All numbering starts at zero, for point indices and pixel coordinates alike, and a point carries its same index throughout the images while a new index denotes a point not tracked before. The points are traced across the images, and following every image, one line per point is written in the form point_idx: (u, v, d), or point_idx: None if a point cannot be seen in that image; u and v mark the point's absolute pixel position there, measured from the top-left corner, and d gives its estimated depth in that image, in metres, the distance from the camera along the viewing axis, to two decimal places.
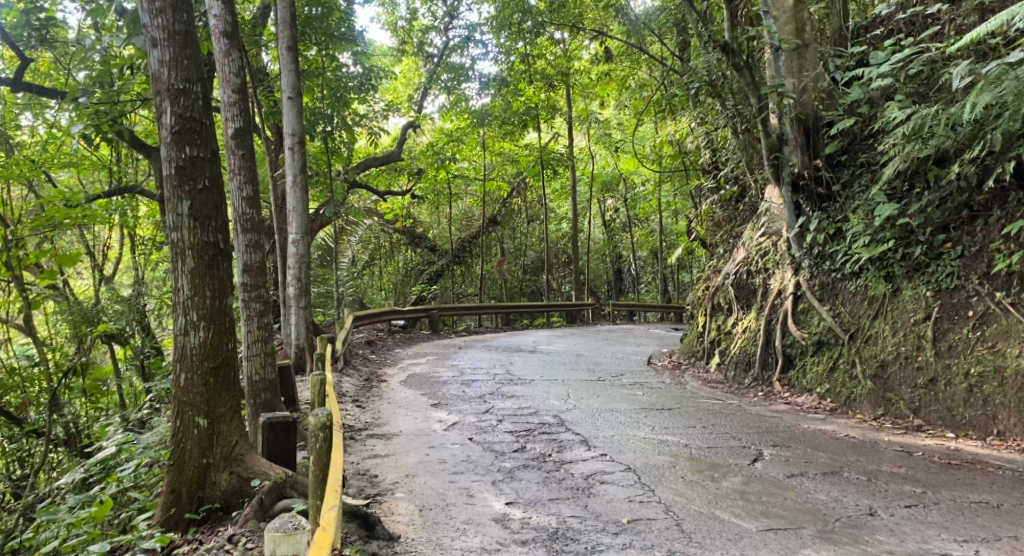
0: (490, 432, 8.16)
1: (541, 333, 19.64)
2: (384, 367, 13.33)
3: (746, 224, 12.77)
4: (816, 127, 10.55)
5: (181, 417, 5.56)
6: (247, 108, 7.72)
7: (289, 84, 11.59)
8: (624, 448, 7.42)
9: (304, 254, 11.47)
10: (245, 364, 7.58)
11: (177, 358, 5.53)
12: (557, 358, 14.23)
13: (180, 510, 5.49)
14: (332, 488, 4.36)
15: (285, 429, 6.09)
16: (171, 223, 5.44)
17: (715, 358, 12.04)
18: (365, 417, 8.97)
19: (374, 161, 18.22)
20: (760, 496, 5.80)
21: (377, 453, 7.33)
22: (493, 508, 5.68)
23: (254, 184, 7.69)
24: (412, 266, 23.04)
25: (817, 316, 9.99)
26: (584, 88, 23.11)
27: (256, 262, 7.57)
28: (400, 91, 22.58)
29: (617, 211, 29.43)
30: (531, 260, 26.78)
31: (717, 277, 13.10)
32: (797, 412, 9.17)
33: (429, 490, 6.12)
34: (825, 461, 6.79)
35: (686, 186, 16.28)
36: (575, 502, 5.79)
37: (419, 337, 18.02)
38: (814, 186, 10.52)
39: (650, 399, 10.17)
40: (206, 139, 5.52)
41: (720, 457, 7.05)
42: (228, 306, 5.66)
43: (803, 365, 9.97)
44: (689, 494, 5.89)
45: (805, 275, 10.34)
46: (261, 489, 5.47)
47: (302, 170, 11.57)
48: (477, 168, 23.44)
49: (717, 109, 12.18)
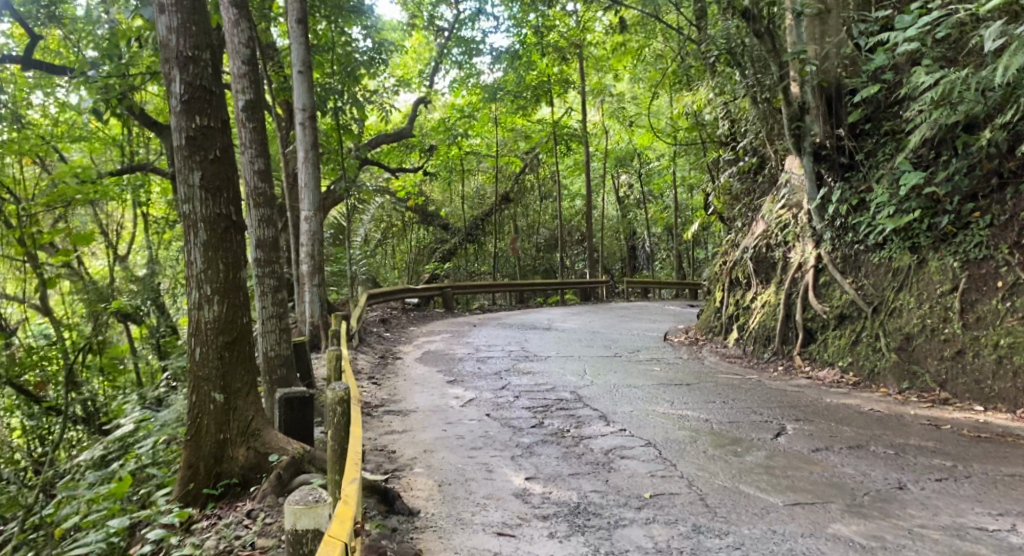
0: (508, 408, 8.08)
1: (555, 310, 19.54)
2: (400, 344, 13.27)
3: (765, 196, 12.55)
4: (838, 97, 10.33)
5: (197, 392, 5.48)
6: (257, 81, 7.59)
7: (300, 58, 11.43)
8: (644, 423, 7.32)
9: (317, 230, 11.45)
10: (261, 340, 7.54)
11: (192, 332, 5.44)
12: (573, 335, 14.14)
13: (197, 485, 5.43)
14: (351, 465, 4.21)
15: (301, 404, 6.03)
16: (182, 195, 5.33)
17: (733, 334, 11.90)
18: (382, 394, 8.92)
19: (386, 138, 18.08)
20: (784, 470, 5.68)
21: (395, 429, 7.27)
22: (513, 483, 5.60)
23: (266, 158, 7.67)
24: (425, 245, 22.98)
25: (839, 290, 9.88)
26: (597, 62, 22.80)
27: (269, 237, 7.54)
28: (411, 67, 22.38)
29: (631, 187, 29.20)
30: (545, 237, 26.58)
31: (735, 251, 12.92)
32: (819, 386, 9.06)
33: (448, 466, 6.04)
34: (850, 435, 6.66)
35: (702, 159, 16.03)
36: (595, 477, 5.71)
37: (433, 315, 17.96)
38: (836, 155, 10.28)
39: (668, 374, 10.06)
40: (217, 109, 5.39)
41: (743, 432, 6.93)
42: (243, 280, 5.57)
43: (824, 339, 9.85)
44: (712, 468, 5.79)
45: (827, 248, 10.20)
46: (278, 464, 5.41)
47: (314, 145, 11.44)
48: (489, 144, 23.25)
49: (735, 79, 11.96)
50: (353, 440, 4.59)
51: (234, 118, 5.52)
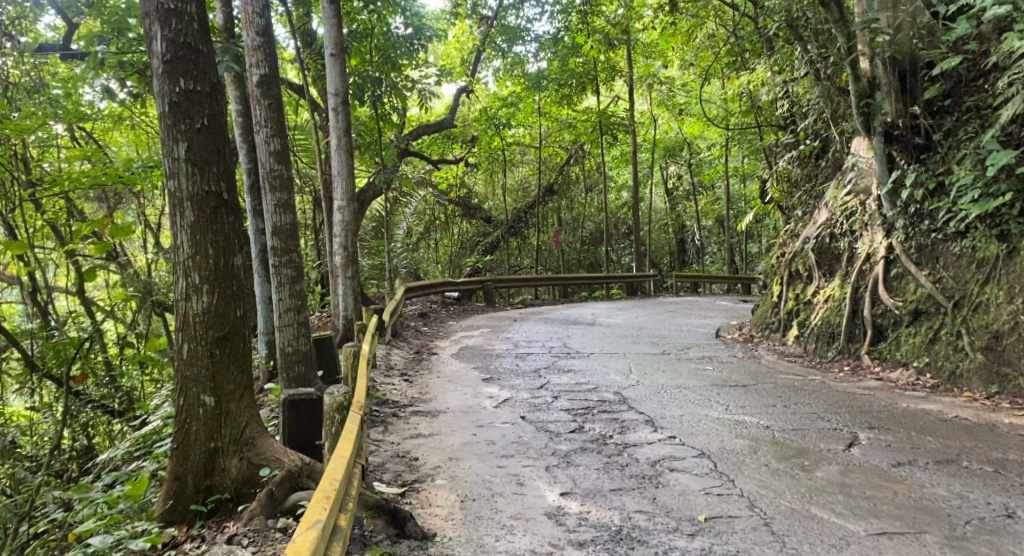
0: (545, 410, 7.40)
1: (600, 305, 18.75)
2: (436, 339, 12.70)
3: (829, 183, 11.64)
4: (913, 71, 9.41)
5: (185, 395, 4.97)
6: (274, 55, 7.19)
7: (332, 40, 10.85)
8: (695, 430, 6.55)
9: (350, 220, 10.93)
10: (278, 335, 7.12)
11: (180, 327, 4.92)
12: (618, 331, 13.41)
13: (185, 500, 4.94)
14: (317, 498, 3.40)
15: (308, 408, 5.46)
16: (168, 169, 4.81)
17: (793, 330, 11.03)
18: (412, 392, 8.33)
19: (426, 129, 17.54)
20: (865, 490, 4.88)
21: (421, 432, 6.66)
22: (546, 500, 4.94)
23: (283, 138, 7.16)
24: (468, 238, 22.45)
25: (913, 283, 9.01)
26: (646, 47, 21.97)
27: (286, 223, 7.12)
28: (453, 55, 21.81)
29: (680, 177, 28.23)
30: (590, 231, 25.67)
31: (795, 242, 12.03)
32: (892, 389, 8.21)
33: (473, 477, 5.39)
34: (937, 447, 5.80)
35: (758, 145, 15.07)
36: (641, 494, 5.01)
37: (474, 310, 17.38)
38: (910, 135, 9.39)
39: (721, 374, 9.26)
40: (204, 71, 4.85)
41: (809, 442, 6.12)
42: (236, 267, 5.02)
43: (897, 337, 9.00)
44: (776, 486, 5.02)
45: (899, 237, 9.28)
46: (271, 481, 4.77)
47: (346, 133, 10.81)
48: (532, 134, 22.54)
49: (797, 55, 11.19)
50: (336, 458, 3.78)
51: (224, 82, 4.96)
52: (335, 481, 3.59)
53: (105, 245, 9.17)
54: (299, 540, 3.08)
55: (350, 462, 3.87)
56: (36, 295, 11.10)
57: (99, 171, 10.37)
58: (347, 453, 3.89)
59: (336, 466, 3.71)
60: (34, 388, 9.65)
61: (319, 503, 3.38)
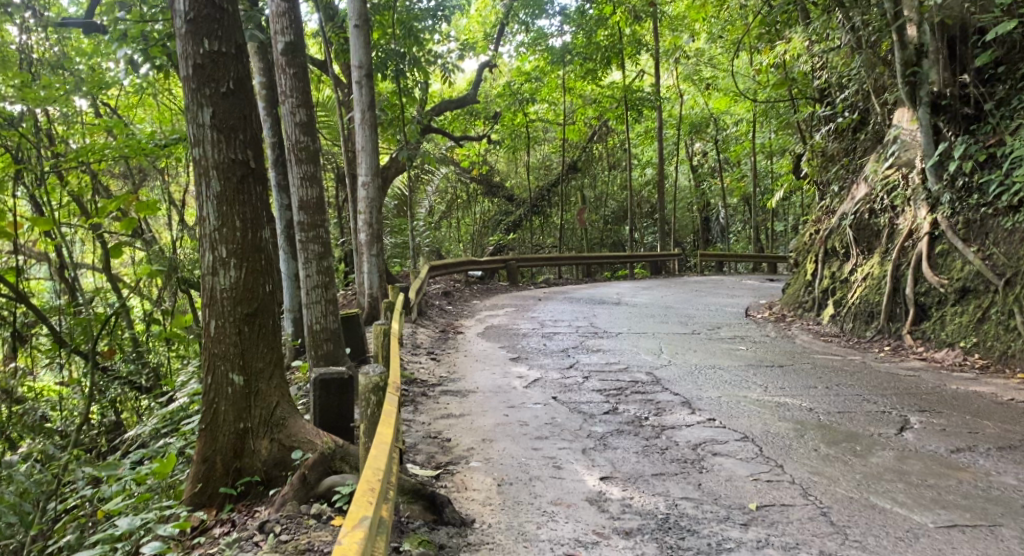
0: (576, 390, 7.18)
1: (625, 285, 18.45)
2: (461, 318, 12.50)
3: (869, 156, 11.25)
4: (964, 37, 9.11)
5: (213, 372, 4.81)
6: (299, 22, 6.98)
7: (355, 10, 10.52)
8: (736, 412, 6.30)
9: (376, 197, 10.68)
10: (305, 312, 6.97)
11: (207, 303, 4.75)
12: (645, 310, 13.12)
13: (214, 482, 4.80)
14: (362, 492, 3.15)
15: (339, 387, 5.26)
16: (192, 136, 4.61)
17: (828, 309, 10.72)
18: (440, 371, 8.15)
19: (449, 105, 17.21)
20: (925, 478, 4.72)
21: (451, 413, 6.47)
22: (586, 485, 4.75)
23: (308, 108, 6.98)
24: (490, 216, 22.17)
25: (959, 260, 8.69)
26: (673, 20, 21.41)
27: (313, 198, 6.92)
28: (475, 29, 21.38)
29: (706, 154, 27.75)
30: (612, 209, 25.26)
31: (831, 218, 11.67)
32: (938, 370, 7.93)
33: (509, 460, 5.20)
34: (995, 433, 5.58)
35: (790, 118, 14.63)
36: (685, 480, 4.81)
37: (497, 288, 17.16)
38: (959, 105, 9.08)
39: (757, 354, 8.99)
40: (229, 31, 4.63)
41: (857, 425, 5.86)
42: (265, 240, 4.83)
43: (941, 316, 8.71)
44: (830, 473, 4.82)
45: (945, 212, 8.94)
46: (304, 464, 4.63)
47: (370, 107, 10.51)
48: (556, 110, 22.12)
49: (837, 22, 10.73)
50: (377, 447, 3.53)
51: (250, 44, 4.75)
52: (379, 472, 3.32)
53: (132, 220, 8.77)
54: (346, 540, 2.81)
55: (390, 450, 3.60)
56: (63, 270, 10.99)
57: (121, 143, 10.02)
58: (387, 440, 3.62)
59: (378, 456, 3.45)
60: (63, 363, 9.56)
61: (364, 497, 3.13)
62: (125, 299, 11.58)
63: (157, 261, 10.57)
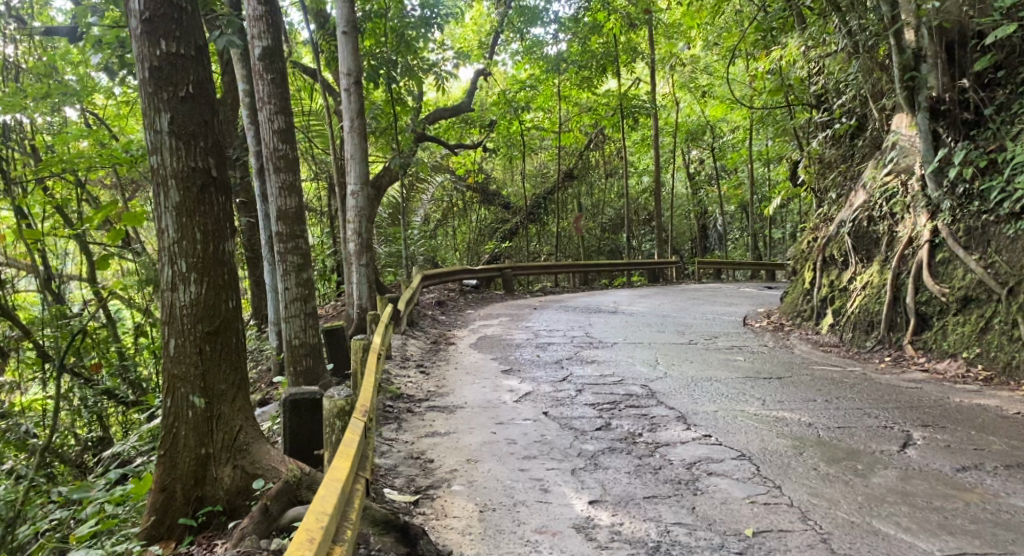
0: (568, 404, 6.93)
1: (621, 293, 18.23)
2: (454, 329, 12.26)
3: (867, 162, 11.05)
4: (963, 41, 8.93)
5: (172, 395, 4.70)
6: (278, 27, 6.83)
7: (343, 17, 10.32)
8: (732, 428, 6.06)
9: (364, 206, 10.44)
10: (285, 327, 7.01)
11: (166, 321, 4.67)
12: (642, 319, 12.88)
13: (173, 511, 4.66)
14: (297, 543, 2.85)
15: (311, 408, 5.03)
16: (150, 144, 4.55)
17: (827, 318, 10.47)
18: (428, 385, 7.90)
19: (443, 114, 17.00)
20: (930, 500, 4.48)
21: (437, 430, 6.23)
22: (573, 510, 4.52)
23: (287, 116, 6.86)
24: (486, 225, 21.93)
25: (961, 268, 8.47)
26: (669, 27, 21.26)
27: (291, 207, 6.88)
28: (469, 37, 21.20)
29: (703, 161, 27.58)
30: (609, 217, 25.04)
31: (829, 226, 11.46)
32: (941, 382, 7.70)
33: (494, 482, 4.95)
34: (1001, 449, 5.35)
35: (787, 125, 14.43)
36: (677, 503, 4.57)
37: (492, 298, 16.91)
38: (958, 110, 8.85)
39: (754, 365, 8.73)
40: (187, 32, 4.57)
41: (858, 442, 5.61)
42: (226, 253, 4.77)
43: (943, 326, 8.48)
44: (830, 494, 4.59)
45: (945, 219, 8.73)
46: (266, 495, 4.47)
47: (359, 115, 10.26)
48: (551, 119, 21.88)
49: (834, 26, 10.55)
50: (326, 490, 3.24)
51: (211, 44, 4.69)
52: (321, 520, 3.03)
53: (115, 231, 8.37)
54: None
55: (341, 493, 3.31)
56: (50, 282, 10.73)
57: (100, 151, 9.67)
58: (338, 482, 3.34)
59: (324, 500, 3.17)
60: (47, 378, 9.27)
61: (299, 548, 2.83)
62: (112, 311, 11.31)
63: (143, 273, 10.30)
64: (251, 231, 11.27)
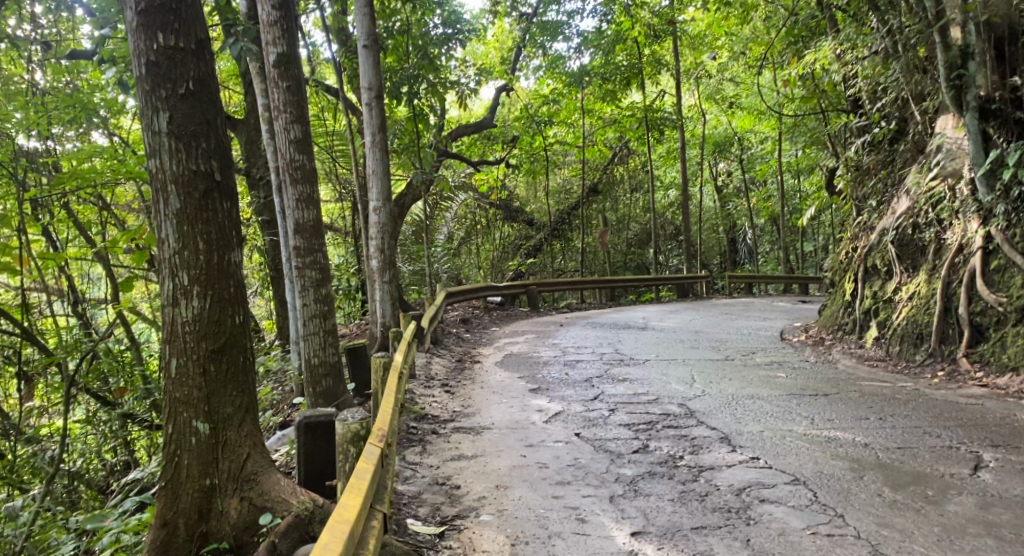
0: (602, 425, 6.51)
1: (650, 308, 17.72)
2: (479, 347, 11.86)
3: (909, 167, 10.52)
4: (1015, 37, 8.44)
5: (174, 422, 4.41)
6: (293, 32, 6.60)
7: (364, 31, 10.06)
8: (781, 449, 5.61)
9: (387, 222, 10.11)
10: (303, 345, 6.71)
11: (167, 339, 4.38)
12: (673, 335, 12.37)
13: (176, 549, 4.34)
14: None
15: (327, 431, 4.72)
16: (149, 145, 4.30)
17: (871, 331, 9.93)
18: (453, 405, 7.53)
19: (466, 129, 16.72)
20: (1018, 532, 4.08)
21: (463, 454, 5.84)
22: (615, 543, 4.14)
23: (304, 124, 6.61)
24: (510, 242, 21.54)
25: (1018, 276, 7.94)
26: (694, 38, 20.90)
27: (310, 220, 6.62)
28: (491, 54, 20.94)
29: (729, 174, 27.07)
30: (636, 232, 24.49)
31: (870, 235, 10.92)
32: (1002, 398, 7.18)
33: (526, 512, 4.57)
34: None
35: (821, 132, 13.91)
36: (729, 534, 4.17)
37: (517, 315, 16.49)
38: (1011, 109, 8.33)
39: (797, 382, 8.23)
40: (187, 25, 4.31)
41: (922, 464, 5.14)
42: (232, 264, 4.48)
43: (1000, 338, 7.96)
44: (903, 525, 4.18)
45: (1000, 224, 8.21)
46: (275, 530, 4.18)
47: (381, 130, 9.96)
48: (575, 133, 21.52)
49: (874, 28, 10.08)
50: (333, 530, 2.95)
51: (212, 37, 4.43)
52: None
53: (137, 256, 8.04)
54: None
55: (350, 532, 3.01)
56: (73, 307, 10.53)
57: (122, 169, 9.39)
58: (347, 521, 3.04)
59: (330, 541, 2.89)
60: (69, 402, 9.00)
61: None
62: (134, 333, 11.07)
63: None
64: (274, 250, 11.03)
